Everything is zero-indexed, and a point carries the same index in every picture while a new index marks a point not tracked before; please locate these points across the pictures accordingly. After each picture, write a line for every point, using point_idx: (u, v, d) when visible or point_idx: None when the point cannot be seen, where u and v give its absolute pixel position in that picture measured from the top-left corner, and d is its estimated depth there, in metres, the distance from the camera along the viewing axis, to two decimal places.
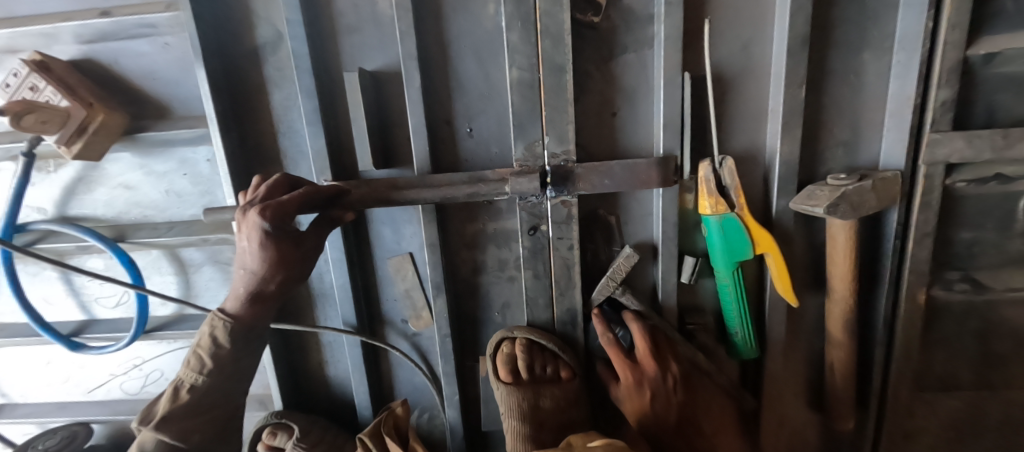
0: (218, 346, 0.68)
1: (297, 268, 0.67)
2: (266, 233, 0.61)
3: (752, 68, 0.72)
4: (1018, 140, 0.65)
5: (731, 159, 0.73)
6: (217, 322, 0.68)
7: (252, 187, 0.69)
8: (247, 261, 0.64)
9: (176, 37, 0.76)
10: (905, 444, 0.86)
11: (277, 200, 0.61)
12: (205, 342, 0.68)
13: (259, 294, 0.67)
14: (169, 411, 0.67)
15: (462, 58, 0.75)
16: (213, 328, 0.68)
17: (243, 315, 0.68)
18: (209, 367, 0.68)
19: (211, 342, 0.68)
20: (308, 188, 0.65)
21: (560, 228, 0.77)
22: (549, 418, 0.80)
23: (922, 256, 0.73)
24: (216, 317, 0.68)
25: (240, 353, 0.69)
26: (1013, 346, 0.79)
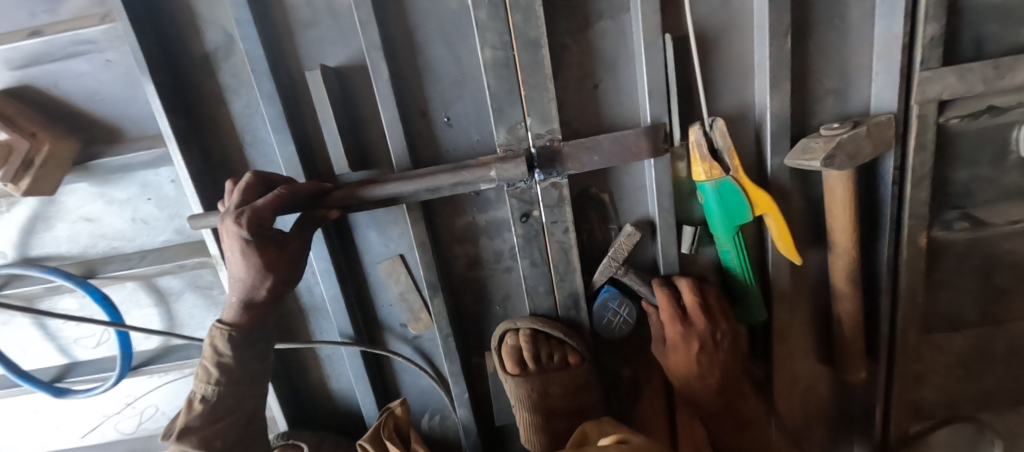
0: (222, 356, 0.62)
1: (289, 272, 0.63)
2: (247, 242, 0.56)
3: (734, 22, 0.69)
4: (1010, 70, 0.64)
5: (721, 121, 0.69)
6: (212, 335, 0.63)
7: (227, 191, 0.64)
8: (233, 270, 0.60)
9: (116, 52, 0.70)
10: (915, 386, 0.87)
11: (252, 205, 0.57)
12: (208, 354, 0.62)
13: (251, 302, 0.62)
14: (188, 423, 0.61)
15: (429, 43, 0.70)
16: (212, 338, 0.63)
17: (242, 322, 0.63)
18: (217, 375, 0.62)
19: (215, 353, 0.62)
20: (282, 190, 0.60)
21: (553, 211, 0.74)
22: (559, 405, 0.78)
23: (921, 199, 0.71)
24: (212, 330, 0.63)
25: (243, 361, 0.64)
26: (1015, 278, 0.79)
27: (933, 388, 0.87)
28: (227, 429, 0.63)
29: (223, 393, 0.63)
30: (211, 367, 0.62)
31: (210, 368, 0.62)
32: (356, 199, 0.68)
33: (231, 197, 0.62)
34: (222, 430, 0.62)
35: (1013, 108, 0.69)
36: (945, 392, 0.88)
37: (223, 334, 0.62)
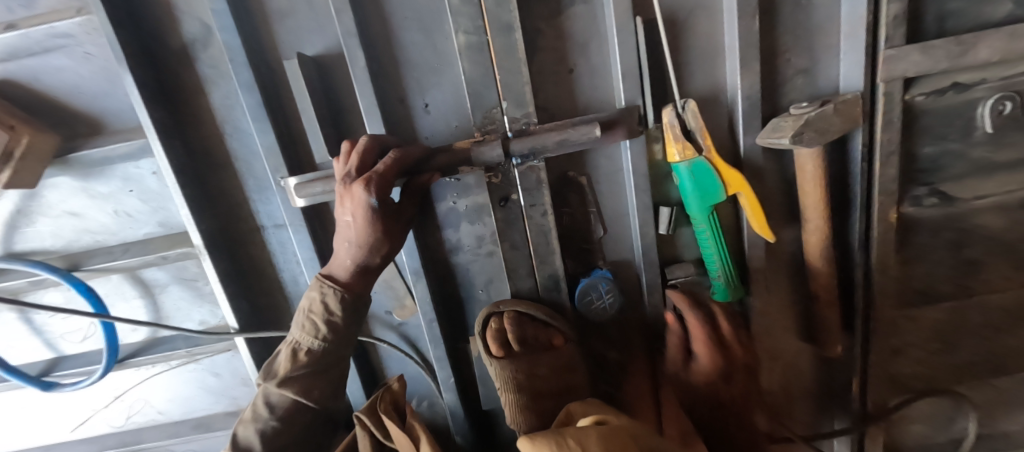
0: (331, 313, 0.69)
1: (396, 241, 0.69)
2: (372, 208, 0.62)
3: (705, 4, 0.70)
4: (971, 46, 0.66)
5: (693, 102, 0.71)
6: (324, 288, 0.69)
7: (343, 153, 0.66)
8: (354, 235, 0.66)
9: (94, 45, 0.70)
10: (893, 360, 0.89)
11: (375, 172, 0.61)
12: (314, 307, 0.70)
13: (365, 267, 0.69)
14: (291, 371, 0.71)
15: (405, 30, 0.71)
16: (325, 295, 0.69)
17: (350, 281, 0.70)
18: (324, 332, 0.70)
19: (322, 308, 0.69)
20: (394, 156, 0.64)
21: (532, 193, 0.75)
22: (546, 386, 0.79)
23: (890, 175, 0.73)
24: (322, 284, 0.70)
25: (348, 323, 0.71)
26: (983, 250, 0.81)
27: (910, 362, 0.89)
28: (324, 377, 0.73)
29: (325, 349, 0.71)
30: (319, 321, 0.70)
31: (321, 324, 0.69)
32: (459, 162, 0.72)
33: (349, 159, 0.65)
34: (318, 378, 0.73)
35: (976, 84, 0.71)
36: (923, 365, 0.90)
37: (333, 291, 0.69)
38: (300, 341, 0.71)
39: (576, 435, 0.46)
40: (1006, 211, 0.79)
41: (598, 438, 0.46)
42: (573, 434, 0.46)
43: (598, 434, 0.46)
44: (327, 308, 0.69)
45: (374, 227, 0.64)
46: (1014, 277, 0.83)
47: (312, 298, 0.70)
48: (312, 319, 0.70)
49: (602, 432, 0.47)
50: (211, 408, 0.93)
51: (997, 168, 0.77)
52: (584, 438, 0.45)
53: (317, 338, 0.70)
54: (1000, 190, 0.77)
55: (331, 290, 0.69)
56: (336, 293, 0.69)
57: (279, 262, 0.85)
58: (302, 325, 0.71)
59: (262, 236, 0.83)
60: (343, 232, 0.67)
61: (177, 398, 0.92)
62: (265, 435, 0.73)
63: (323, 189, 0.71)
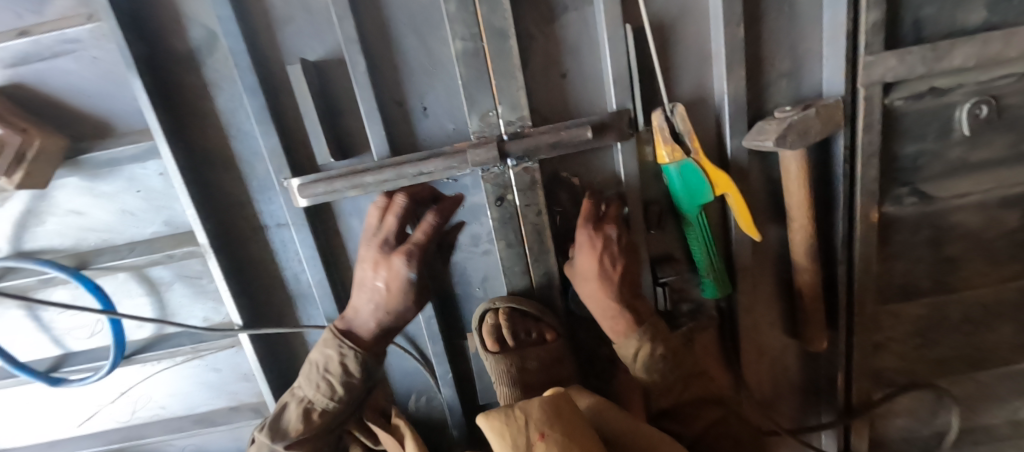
0: (347, 374, 0.78)
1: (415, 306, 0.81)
2: (407, 280, 0.75)
3: (691, 12, 0.73)
4: (946, 52, 0.69)
5: (681, 106, 0.74)
6: (338, 349, 0.78)
7: (377, 211, 0.77)
8: (382, 299, 0.77)
9: (102, 50, 0.73)
10: (875, 354, 0.92)
11: (416, 244, 0.75)
12: (326, 367, 0.78)
13: (388, 329, 0.81)
14: (302, 432, 0.76)
15: (403, 36, 0.74)
16: (343, 357, 0.78)
17: (363, 341, 0.80)
18: (340, 394, 0.78)
19: (333, 366, 0.78)
20: (434, 218, 0.76)
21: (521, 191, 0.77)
22: (535, 378, 0.81)
23: (871, 175, 0.76)
24: (335, 346, 0.78)
25: (363, 383, 0.81)
26: (962, 248, 0.84)
27: (892, 356, 0.92)
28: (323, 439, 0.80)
29: (336, 409, 0.79)
30: (332, 381, 0.78)
31: (339, 386, 0.78)
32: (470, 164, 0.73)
33: (385, 217, 0.77)
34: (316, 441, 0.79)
35: (952, 89, 0.74)
36: (905, 359, 0.92)
37: (347, 350, 0.78)
38: (314, 402, 0.78)
39: (522, 405, 0.52)
40: (982, 210, 0.82)
41: (541, 404, 0.52)
42: (520, 405, 0.52)
43: (541, 400, 0.53)
44: (342, 368, 0.78)
45: (405, 293, 0.77)
46: (991, 273, 0.86)
47: (326, 356, 0.78)
48: (324, 378, 0.78)
49: (544, 401, 0.53)
50: (214, 403, 0.96)
51: (973, 168, 0.80)
52: (529, 405, 0.51)
53: (328, 396, 0.78)
54: (976, 189, 0.80)
55: (344, 349, 0.78)
56: (350, 350, 0.78)
57: (281, 260, 0.87)
58: (317, 386, 0.78)
59: (264, 235, 0.85)
60: (368, 294, 0.78)
61: (180, 394, 0.94)
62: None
63: (325, 189, 0.74)
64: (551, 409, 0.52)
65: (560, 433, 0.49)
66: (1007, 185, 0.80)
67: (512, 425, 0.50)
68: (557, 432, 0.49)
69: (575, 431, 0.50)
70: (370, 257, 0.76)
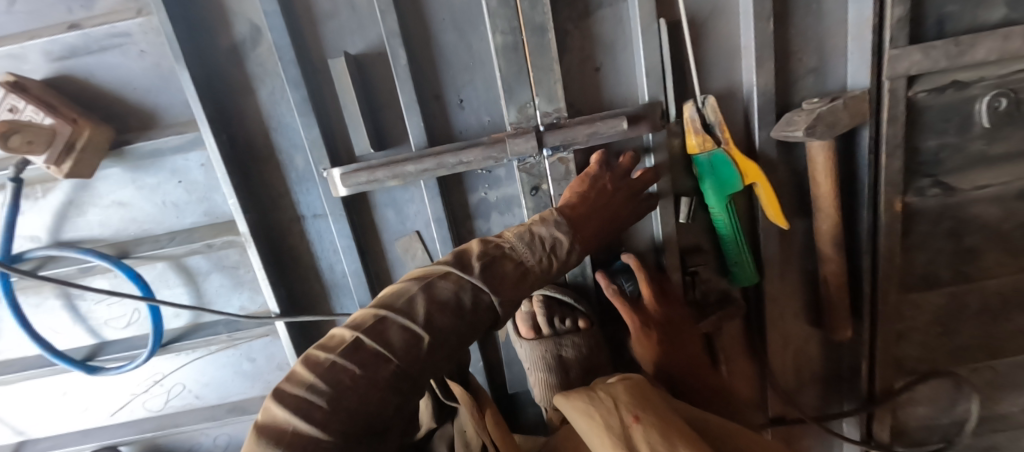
0: (564, 262, 0.62)
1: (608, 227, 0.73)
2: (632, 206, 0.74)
3: (722, 7, 0.75)
4: (969, 46, 0.71)
5: (713, 97, 0.75)
6: (566, 228, 0.62)
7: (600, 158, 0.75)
8: (615, 211, 0.71)
9: (149, 43, 0.74)
10: (897, 344, 0.94)
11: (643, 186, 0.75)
12: (547, 241, 0.61)
13: (599, 232, 0.69)
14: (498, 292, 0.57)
15: (443, 30, 0.76)
16: (571, 243, 0.62)
17: (582, 229, 0.65)
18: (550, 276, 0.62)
19: (553, 245, 0.62)
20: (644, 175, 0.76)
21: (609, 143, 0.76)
22: (574, 365, 0.83)
23: (895, 167, 0.79)
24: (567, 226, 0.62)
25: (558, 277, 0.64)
26: (981, 238, 0.86)
27: (913, 345, 0.94)
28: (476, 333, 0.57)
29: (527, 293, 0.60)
30: (547, 256, 0.61)
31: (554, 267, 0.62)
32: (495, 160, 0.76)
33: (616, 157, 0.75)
34: (464, 328, 0.55)
35: (974, 83, 0.76)
36: (925, 348, 0.94)
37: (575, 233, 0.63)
38: (518, 270, 0.59)
39: (607, 390, 0.60)
40: (1002, 201, 0.84)
41: (624, 389, 0.60)
42: (605, 389, 0.60)
43: (625, 387, 0.60)
44: (559, 252, 0.62)
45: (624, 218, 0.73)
46: (1011, 263, 0.88)
47: (556, 237, 0.62)
48: (541, 253, 0.61)
49: (628, 387, 0.60)
50: (246, 392, 0.97)
51: (993, 160, 0.82)
52: (614, 390, 0.59)
53: (542, 271, 0.61)
54: (996, 181, 0.83)
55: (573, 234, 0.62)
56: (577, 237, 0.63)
57: (317, 251, 0.89)
58: (536, 250, 0.61)
59: (301, 226, 0.87)
60: (602, 199, 0.70)
61: (213, 383, 0.96)
62: (364, 368, 0.47)
63: (366, 177, 0.76)
64: (636, 394, 0.59)
65: (652, 414, 0.56)
66: None
67: (602, 407, 0.57)
68: (646, 415, 0.56)
69: (660, 412, 0.57)
70: (603, 177, 0.72)
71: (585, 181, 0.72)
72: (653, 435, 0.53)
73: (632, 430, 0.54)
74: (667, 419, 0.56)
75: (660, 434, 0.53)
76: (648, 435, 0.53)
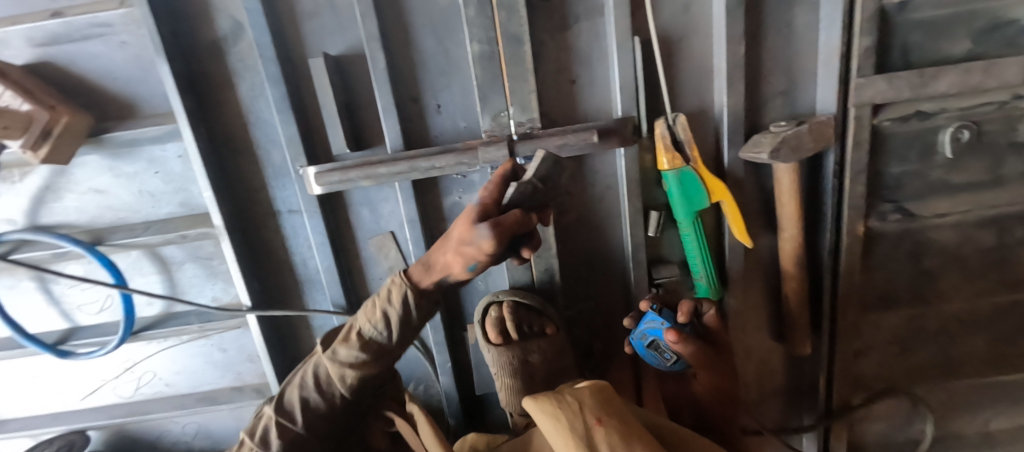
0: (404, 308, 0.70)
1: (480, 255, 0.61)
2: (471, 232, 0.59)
3: (696, 28, 0.77)
4: (931, 78, 0.74)
5: (683, 116, 0.78)
6: (407, 292, 0.69)
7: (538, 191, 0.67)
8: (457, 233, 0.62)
9: (131, 35, 0.75)
10: (856, 362, 0.96)
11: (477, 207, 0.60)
12: (391, 302, 0.71)
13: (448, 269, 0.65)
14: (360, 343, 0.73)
15: (423, 36, 0.78)
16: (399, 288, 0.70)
17: (428, 277, 0.69)
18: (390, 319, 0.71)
19: (393, 306, 0.71)
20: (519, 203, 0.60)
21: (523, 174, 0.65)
22: (538, 371, 0.86)
23: (858, 191, 0.81)
24: (408, 288, 0.69)
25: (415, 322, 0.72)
26: (941, 264, 0.89)
27: (872, 364, 0.96)
28: (383, 362, 0.76)
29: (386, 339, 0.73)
30: (392, 319, 0.71)
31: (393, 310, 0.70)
32: (462, 165, 0.77)
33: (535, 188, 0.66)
34: (370, 376, 0.76)
35: (937, 113, 0.79)
36: (883, 367, 0.97)
37: (414, 296, 0.70)
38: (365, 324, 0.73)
39: (573, 392, 0.62)
40: (961, 228, 0.86)
41: (589, 394, 0.62)
42: (571, 392, 0.62)
43: (590, 392, 0.63)
44: (405, 310, 0.71)
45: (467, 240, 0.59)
46: (967, 289, 0.91)
47: (388, 287, 0.71)
48: (383, 316, 0.71)
49: (594, 391, 0.63)
50: (217, 383, 0.99)
51: (955, 189, 0.84)
52: (580, 394, 0.61)
53: (381, 334, 0.72)
54: (957, 208, 0.85)
55: (412, 294, 0.69)
56: (417, 298, 0.70)
57: (291, 246, 0.90)
58: (369, 307, 0.73)
59: (276, 220, 0.88)
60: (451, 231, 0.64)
61: (184, 372, 0.97)
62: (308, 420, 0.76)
63: (341, 178, 0.77)
64: (600, 398, 0.62)
65: (614, 419, 0.58)
66: (986, 206, 0.84)
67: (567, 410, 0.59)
68: (610, 418, 0.58)
69: (623, 418, 0.59)
70: (471, 252, 0.60)
71: (449, 242, 0.63)
72: (615, 438, 0.56)
73: (595, 433, 0.56)
74: (628, 424, 0.59)
75: (621, 438, 0.55)
76: (610, 438, 0.55)
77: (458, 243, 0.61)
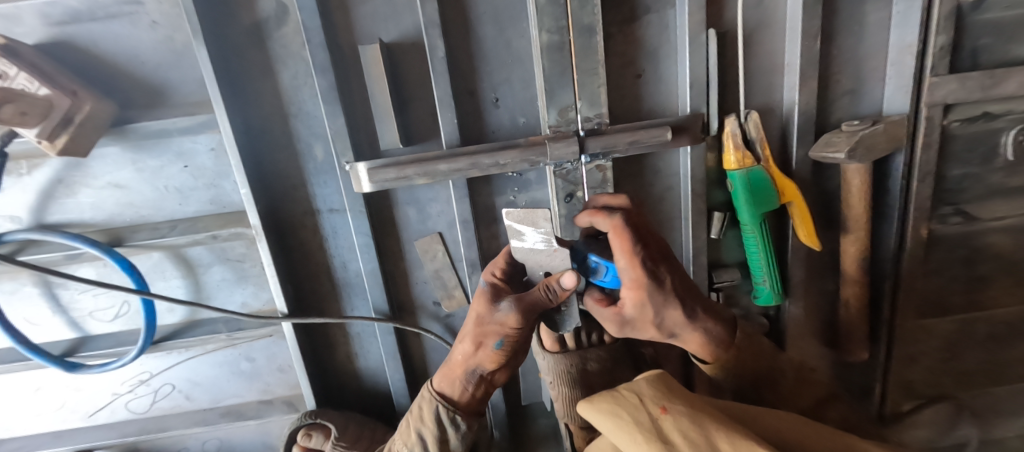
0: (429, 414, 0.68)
1: (489, 338, 0.63)
2: (489, 310, 0.62)
3: (768, 23, 0.75)
4: (1003, 79, 0.73)
5: (757, 113, 0.75)
6: (440, 411, 0.67)
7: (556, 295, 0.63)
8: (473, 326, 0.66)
9: (163, 14, 0.68)
10: (908, 367, 0.95)
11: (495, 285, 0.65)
12: (425, 423, 0.67)
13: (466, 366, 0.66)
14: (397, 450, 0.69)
15: (484, 24, 0.73)
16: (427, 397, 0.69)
17: (446, 380, 0.68)
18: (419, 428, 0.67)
19: (427, 425, 0.67)
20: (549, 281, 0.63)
21: (514, 241, 0.65)
22: (597, 381, 0.80)
23: (924, 193, 0.79)
24: (440, 406, 0.67)
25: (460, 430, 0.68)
26: (997, 268, 0.88)
27: (922, 369, 0.96)
28: None
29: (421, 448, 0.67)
30: (429, 442, 0.66)
31: (423, 415, 0.68)
32: (528, 162, 0.72)
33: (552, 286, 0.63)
34: None
35: (1002, 115, 0.78)
36: (933, 372, 0.96)
37: (450, 414, 0.67)
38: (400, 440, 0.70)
39: (630, 387, 0.55)
40: (1017, 232, 0.86)
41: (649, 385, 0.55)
42: (628, 387, 0.56)
43: (648, 382, 0.56)
44: (441, 430, 0.67)
45: (480, 318, 0.63)
46: (1020, 293, 0.90)
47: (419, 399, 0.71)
48: (419, 439, 0.67)
49: (650, 381, 0.56)
50: (243, 395, 0.92)
51: (1013, 192, 0.84)
52: (637, 386, 0.55)
53: None
54: (1014, 212, 0.85)
55: (447, 411, 0.67)
56: (452, 415, 0.67)
57: (330, 248, 0.84)
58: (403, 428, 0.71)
59: (315, 220, 0.82)
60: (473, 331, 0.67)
61: (206, 384, 0.90)
62: None
63: (396, 174, 0.71)
64: (661, 387, 0.55)
65: (681, 404, 0.50)
66: None
67: (627, 406, 0.52)
68: (675, 404, 0.50)
69: (692, 401, 0.51)
70: (494, 329, 0.62)
71: (463, 336, 0.66)
72: (685, 423, 0.47)
73: (662, 422, 0.48)
74: (698, 404, 0.51)
75: (692, 420, 0.47)
76: (679, 423, 0.47)
77: (476, 329, 0.64)
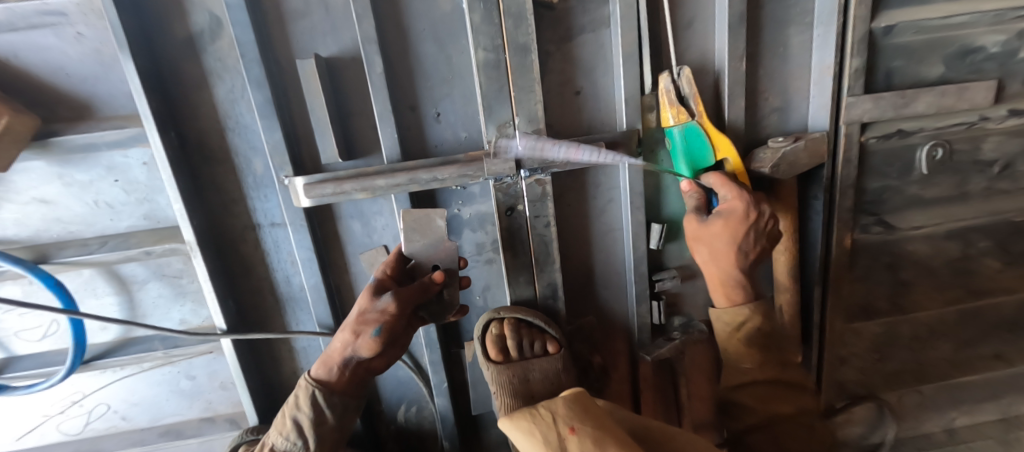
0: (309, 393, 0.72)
1: (368, 327, 0.68)
2: (371, 302, 0.68)
3: (698, 44, 0.78)
4: (912, 99, 0.78)
5: (688, 69, 0.75)
6: (315, 394, 0.71)
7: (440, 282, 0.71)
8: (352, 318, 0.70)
9: (90, 26, 0.66)
10: (840, 368, 1.00)
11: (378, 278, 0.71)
12: (301, 408, 0.71)
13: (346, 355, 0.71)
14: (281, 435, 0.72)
15: (423, 41, 0.73)
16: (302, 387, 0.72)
17: (323, 367, 0.73)
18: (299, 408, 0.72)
19: (303, 411, 0.72)
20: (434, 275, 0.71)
21: (407, 241, 0.73)
22: (539, 388, 0.83)
23: (845, 204, 0.84)
24: (314, 390, 0.71)
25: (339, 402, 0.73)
26: (916, 274, 0.94)
27: (854, 370, 1.01)
28: (339, 420, 0.74)
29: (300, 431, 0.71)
30: (304, 426, 0.71)
31: (302, 400, 0.72)
32: (465, 177, 0.74)
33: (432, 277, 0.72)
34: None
35: (915, 132, 0.83)
36: (864, 373, 1.02)
37: (324, 396, 0.71)
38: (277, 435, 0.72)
39: (547, 405, 0.53)
40: (933, 241, 0.92)
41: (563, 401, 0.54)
42: (545, 404, 0.54)
43: (566, 400, 0.54)
44: (317, 411, 0.71)
45: (361, 308, 0.69)
46: (938, 297, 0.97)
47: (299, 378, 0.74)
48: (295, 424, 0.71)
49: (568, 399, 0.54)
50: (183, 414, 0.90)
51: (929, 203, 0.90)
52: (554, 405, 0.53)
53: (295, 445, 0.71)
54: (930, 222, 0.90)
55: (322, 394, 0.71)
56: (326, 398, 0.72)
57: (272, 261, 0.83)
58: (280, 420, 0.73)
59: (256, 234, 0.81)
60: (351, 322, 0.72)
61: (144, 404, 0.88)
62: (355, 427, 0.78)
63: (335, 190, 0.71)
64: (577, 406, 0.53)
65: (591, 427, 0.49)
66: (954, 220, 0.91)
67: (540, 423, 0.50)
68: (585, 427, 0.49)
69: (602, 424, 0.50)
70: (374, 317, 0.68)
71: (344, 325, 0.70)
72: (590, 447, 0.46)
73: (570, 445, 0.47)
74: (608, 428, 0.50)
75: (597, 445, 0.46)
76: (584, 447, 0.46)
77: (355, 317, 0.69)
